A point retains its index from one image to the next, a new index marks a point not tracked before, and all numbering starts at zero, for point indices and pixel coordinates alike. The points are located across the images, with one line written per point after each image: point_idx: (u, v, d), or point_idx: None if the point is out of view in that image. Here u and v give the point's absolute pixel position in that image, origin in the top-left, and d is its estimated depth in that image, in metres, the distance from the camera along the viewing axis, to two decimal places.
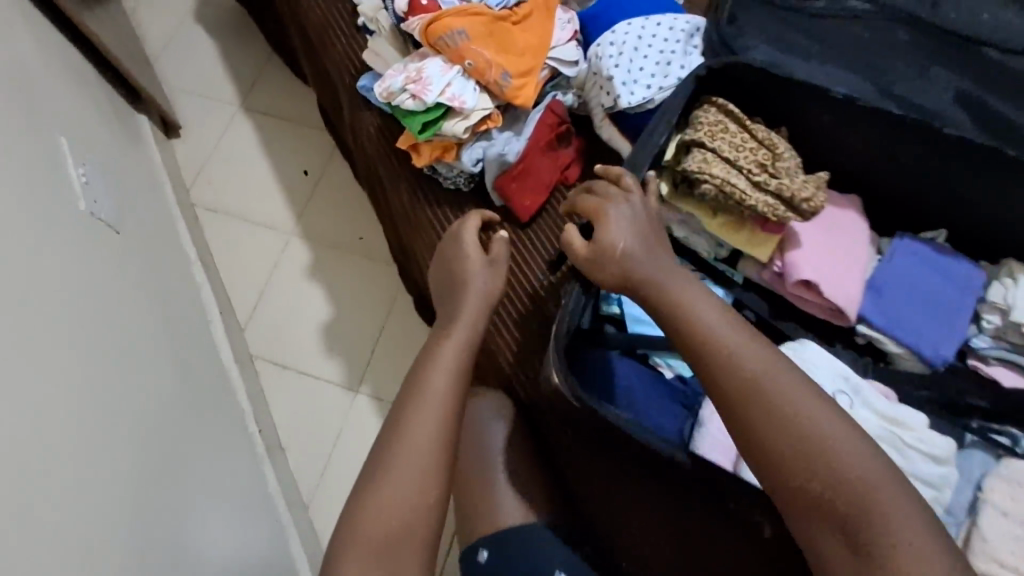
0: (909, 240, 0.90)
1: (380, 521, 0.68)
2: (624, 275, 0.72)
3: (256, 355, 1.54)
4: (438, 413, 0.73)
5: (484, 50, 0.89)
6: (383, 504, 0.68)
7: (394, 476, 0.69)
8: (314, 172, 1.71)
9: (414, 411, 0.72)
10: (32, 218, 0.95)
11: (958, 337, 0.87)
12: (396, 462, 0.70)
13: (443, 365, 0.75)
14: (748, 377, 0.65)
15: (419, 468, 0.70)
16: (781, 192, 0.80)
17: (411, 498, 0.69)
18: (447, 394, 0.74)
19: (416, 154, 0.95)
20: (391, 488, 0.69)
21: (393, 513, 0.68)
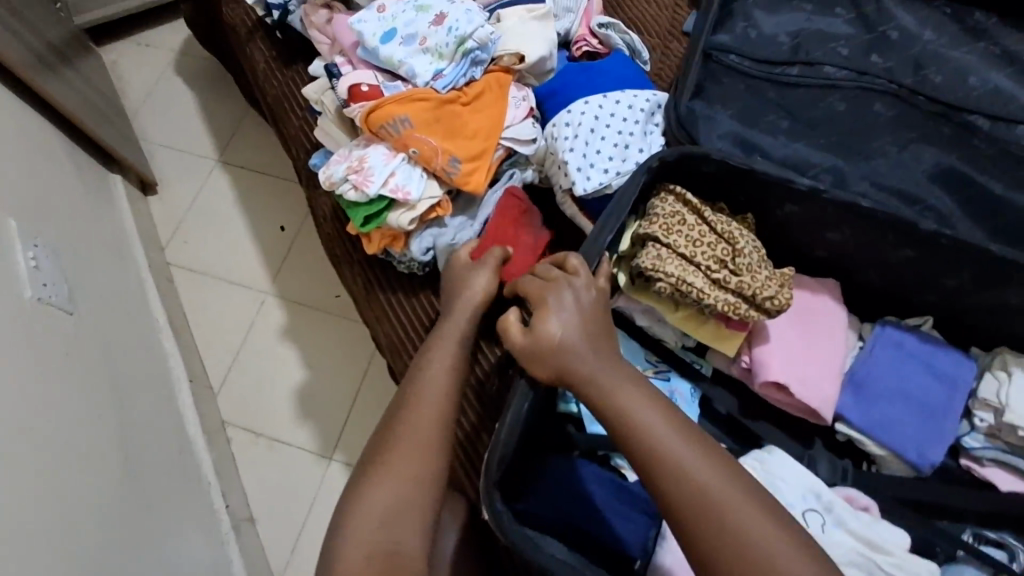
0: (892, 328, 0.84)
1: (365, 530, 0.64)
2: (561, 377, 0.64)
3: (228, 421, 1.49)
4: (430, 418, 0.69)
5: (429, 137, 0.85)
6: (370, 510, 0.64)
7: (382, 482, 0.65)
8: (291, 228, 1.68)
9: (404, 417, 0.68)
10: None
11: (947, 438, 0.79)
12: (385, 468, 0.66)
13: (436, 372, 0.72)
14: (696, 492, 0.58)
15: (404, 488, 0.66)
16: (742, 290, 0.74)
17: (396, 504, 0.65)
18: (441, 399, 0.70)
19: (366, 240, 0.90)
20: (377, 496, 0.65)
21: (379, 518, 0.64)
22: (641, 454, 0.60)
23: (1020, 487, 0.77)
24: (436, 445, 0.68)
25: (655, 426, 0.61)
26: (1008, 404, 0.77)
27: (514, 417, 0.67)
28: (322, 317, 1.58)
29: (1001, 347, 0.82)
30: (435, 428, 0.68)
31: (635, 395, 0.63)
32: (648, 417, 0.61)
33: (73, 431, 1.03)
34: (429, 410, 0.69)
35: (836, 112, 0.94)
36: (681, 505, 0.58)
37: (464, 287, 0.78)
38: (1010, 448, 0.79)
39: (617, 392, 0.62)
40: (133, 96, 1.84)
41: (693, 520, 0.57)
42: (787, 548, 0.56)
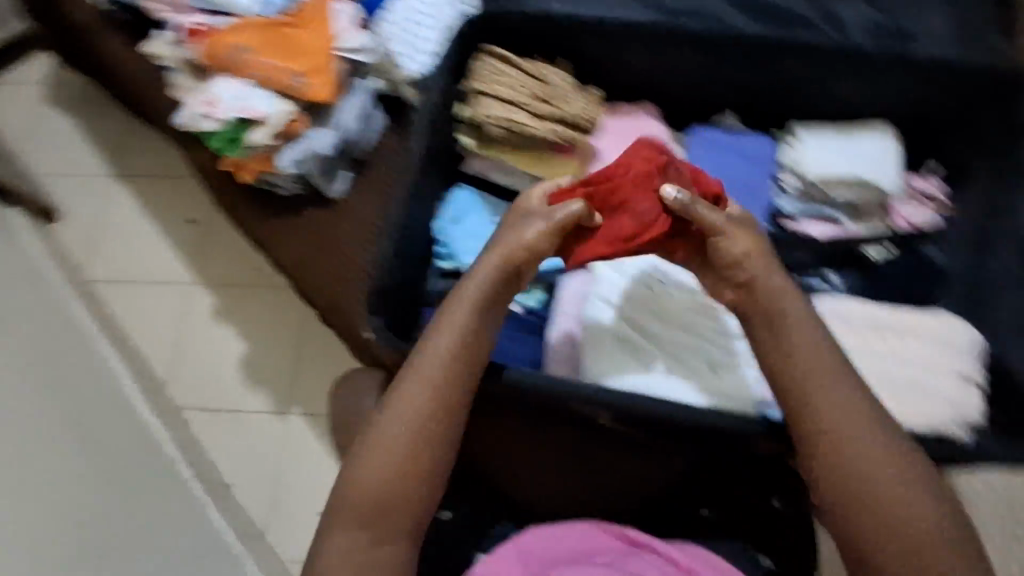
0: (701, 130, 0.96)
1: (377, 473, 0.65)
2: (748, 288, 0.66)
3: (183, 406, 1.56)
4: (440, 375, 0.68)
5: (271, 60, 0.96)
6: (387, 453, 0.66)
7: (396, 430, 0.66)
8: (199, 220, 1.74)
9: (420, 371, 0.68)
10: None
11: (765, 206, 0.92)
12: (396, 417, 0.67)
13: (458, 326, 0.69)
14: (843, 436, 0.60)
15: (398, 452, 0.66)
16: (560, 117, 0.87)
17: (412, 448, 0.66)
18: (456, 355, 0.68)
19: (242, 171, 1.00)
20: (390, 444, 0.66)
21: (394, 460, 0.65)
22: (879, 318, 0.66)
23: (827, 229, 0.92)
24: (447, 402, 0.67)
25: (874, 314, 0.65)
26: (802, 162, 0.92)
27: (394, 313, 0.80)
28: (249, 293, 1.65)
29: (790, 122, 0.96)
30: (444, 388, 0.68)
31: (800, 323, 0.64)
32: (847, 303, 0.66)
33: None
34: (430, 373, 0.68)
35: None
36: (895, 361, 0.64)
37: (510, 238, 0.71)
38: (814, 200, 0.93)
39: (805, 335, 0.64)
40: (11, 134, 1.85)
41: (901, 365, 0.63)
42: (863, 440, 0.59)
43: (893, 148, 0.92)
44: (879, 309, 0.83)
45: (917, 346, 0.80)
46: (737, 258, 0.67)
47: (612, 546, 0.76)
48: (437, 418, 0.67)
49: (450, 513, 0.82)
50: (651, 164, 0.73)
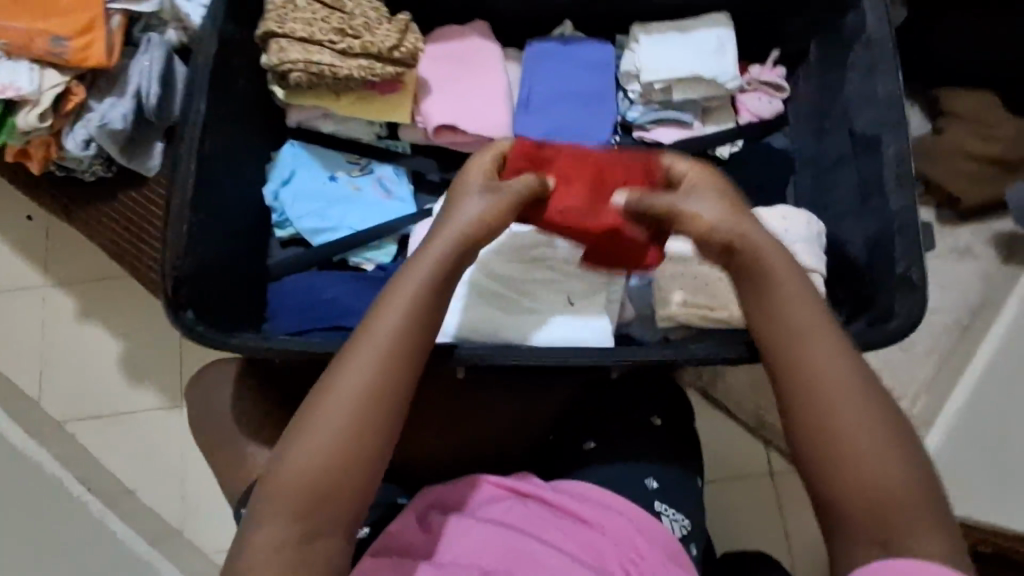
0: (538, 44, 0.88)
1: (316, 461, 0.55)
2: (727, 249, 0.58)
3: (65, 418, 1.45)
4: (391, 350, 0.59)
5: (19, 24, 0.81)
6: (328, 435, 0.56)
7: (340, 408, 0.57)
8: (38, 215, 1.55)
9: (368, 343, 0.58)
10: None
11: (609, 118, 0.87)
12: (339, 395, 0.57)
13: (415, 293, 0.60)
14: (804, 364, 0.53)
15: (339, 437, 0.56)
16: (368, 50, 0.76)
17: (350, 435, 0.56)
18: (411, 328, 0.59)
19: (29, 160, 0.87)
20: (331, 426, 0.56)
21: (330, 445, 0.56)
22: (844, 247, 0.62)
23: (676, 134, 0.88)
24: (397, 381, 0.58)
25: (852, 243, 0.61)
26: (643, 66, 0.85)
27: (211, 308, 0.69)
28: (112, 287, 1.51)
29: (633, 25, 0.88)
30: (397, 366, 0.58)
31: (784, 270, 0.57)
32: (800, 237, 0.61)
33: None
34: (380, 346, 0.58)
35: None
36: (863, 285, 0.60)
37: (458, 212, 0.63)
38: (661, 106, 0.88)
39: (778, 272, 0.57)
40: None
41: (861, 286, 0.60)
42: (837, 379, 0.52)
43: (733, 40, 0.86)
44: None
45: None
46: (710, 223, 0.58)
47: (501, 497, 0.75)
48: (382, 402, 0.58)
49: None
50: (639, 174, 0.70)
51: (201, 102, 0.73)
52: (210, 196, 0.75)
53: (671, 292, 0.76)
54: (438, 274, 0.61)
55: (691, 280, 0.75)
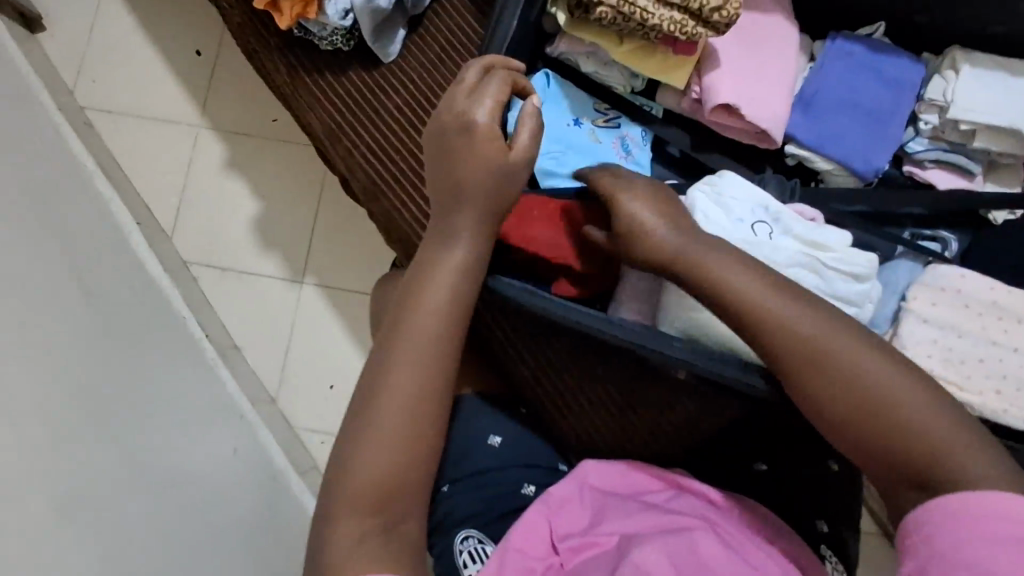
0: (843, 40, 0.80)
1: (382, 450, 0.58)
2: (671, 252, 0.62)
3: (191, 261, 1.47)
4: (429, 348, 0.61)
5: None
6: (389, 424, 0.59)
7: (398, 398, 0.60)
8: (208, 53, 1.53)
9: (404, 340, 0.61)
10: None
11: (892, 145, 0.79)
12: (388, 390, 0.60)
13: (434, 304, 0.62)
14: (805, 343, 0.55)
15: (407, 411, 0.60)
16: (687, 4, 0.69)
17: (415, 408, 0.60)
18: (451, 320, 0.62)
19: (278, 13, 0.83)
20: (392, 417, 0.59)
21: (401, 416, 0.59)
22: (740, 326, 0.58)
23: (955, 182, 0.81)
24: (443, 367, 0.61)
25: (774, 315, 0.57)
26: (954, 100, 0.77)
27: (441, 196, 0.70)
28: (263, 147, 1.50)
29: (952, 47, 0.79)
30: (447, 357, 0.61)
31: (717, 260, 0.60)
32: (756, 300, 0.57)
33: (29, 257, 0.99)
34: (427, 324, 0.61)
35: None
36: (789, 357, 0.56)
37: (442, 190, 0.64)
38: (951, 147, 0.80)
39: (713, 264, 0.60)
40: None
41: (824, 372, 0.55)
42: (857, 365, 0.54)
43: None
44: (1004, 291, 0.73)
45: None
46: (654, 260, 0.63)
47: (660, 487, 0.73)
48: (439, 379, 0.61)
49: (500, 440, 0.77)
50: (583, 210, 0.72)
51: (512, 21, 0.72)
52: None
53: (916, 354, 0.71)
54: (461, 277, 0.63)
55: (942, 348, 0.71)
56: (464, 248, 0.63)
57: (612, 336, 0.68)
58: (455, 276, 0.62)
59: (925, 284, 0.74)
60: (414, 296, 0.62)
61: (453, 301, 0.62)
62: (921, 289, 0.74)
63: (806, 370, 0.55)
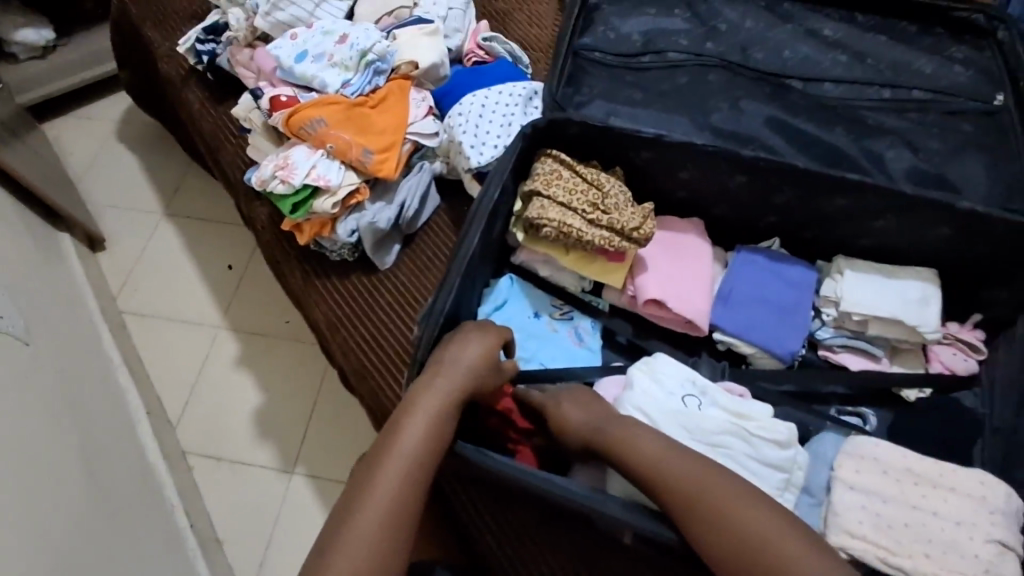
0: (746, 251, 0.99)
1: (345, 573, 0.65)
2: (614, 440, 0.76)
3: (188, 450, 1.54)
4: (393, 496, 0.69)
5: (344, 133, 0.99)
6: (355, 549, 0.66)
7: (367, 525, 0.67)
8: (237, 266, 1.79)
9: (378, 474, 0.70)
10: None
11: (801, 332, 0.94)
12: (360, 516, 0.68)
13: (407, 444, 0.72)
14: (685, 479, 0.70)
15: (366, 553, 0.66)
16: (613, 226, 0.90)
17: (375, 552, 0.66)
18: (420, 458, 0.71)
19: (300, 232, 1.03)
20: (360, 542, 0.67)
21: (361, 558, 0.66)
22: (650, 482, 0.72)
23: (866, 364, 0.93)
24: (405, 512, 0.69)
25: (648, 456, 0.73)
26: (842, 296, 0.93)
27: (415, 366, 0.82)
28: (273, 344, 1.67)
29: (837, 255, 0.98)
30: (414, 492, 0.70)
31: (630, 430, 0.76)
32: (655, 460, 0.72)
33: (40, 438, 1.10)
34: (392, 474, 0.70)
35: (681, 85, 1.09)
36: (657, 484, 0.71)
37: (428, 370, 0.77)
38: (852, 334, 0.94)
39: (623, 433, 0.76)
40: (76, 165, 1.95)
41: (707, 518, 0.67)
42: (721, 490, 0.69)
43: (938, 296, 0.93)
44: (917, 457, 0.80)
45: (943, 496, 0.77)
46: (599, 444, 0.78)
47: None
48: (400, 527, 0.68)
49: None
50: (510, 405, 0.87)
51: (476, 235, 0.87)
52: (458, 316, 0.89)
53: (849, 521, 0.76)
54: (428, 432, 0.73)
55: (871, 513, 0.77)
56: (436, 399, 0.74)
57: (559, 494, 0.75)
58: (424, 435, 0.72)
59: (846, 453, 0.81)
60: (387, 447, 0.72)
61: (422, 444, 0.72)
62: (845, 458, 0.80)
63: (669, 497, 0.70)
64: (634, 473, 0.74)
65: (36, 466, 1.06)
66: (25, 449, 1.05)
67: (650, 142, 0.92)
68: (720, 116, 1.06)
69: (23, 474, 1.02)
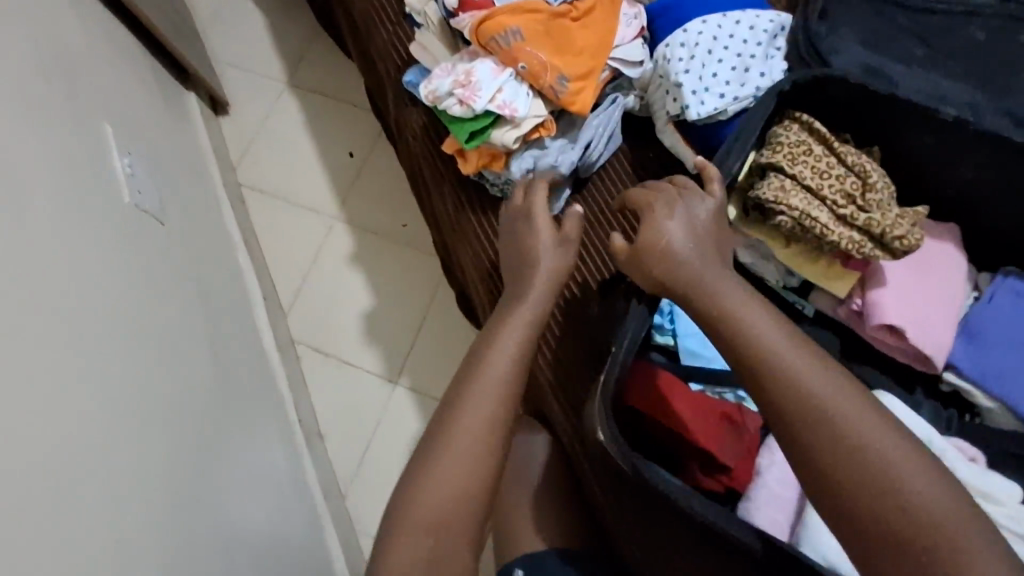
0: (1015, 279, 0.79)
1: (453, 467, 0.64)
2: (773, 359, 0.57)
3: (297, 340, 1.53)
4: (493, 395, 0.68)
5: (539, 52, 0.81)
6: (460, 444, 0.65)
7: (470, 421, 0.66)
8: (359, 155, 1.67)
9: (468, 396, 0.67)
10: (80, 229, 0.95)
11: None
12: (462, 415, 0.67)
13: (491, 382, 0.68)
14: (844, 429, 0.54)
15: (471, 449, 0.65)
16: (869, 228, 0.71)
17: (478, 445, 0.66)
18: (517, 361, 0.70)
19: (463, 160, 0.88)
20: (464, 437, 0.66)
21: (466, 451, 0.65)
22: (802, 422, 0.55)
23: None
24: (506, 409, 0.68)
25: (811, 398, 0.55)
26: None
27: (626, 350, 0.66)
28: (387, 247, 1.59)
29: None
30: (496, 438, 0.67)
31: (790, 358, 0.57)
32: (811, 397, 0.55)
33: (170, 325, 1.08)
34: (493, 375, 0.68)
35: (972, 43, 0.83)
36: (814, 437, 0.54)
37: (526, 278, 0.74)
38: None
39: (783, 361, 0.56)
40: (203, 15, 1.82)
41: (873, 496, 0.52)
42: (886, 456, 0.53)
43: None
44: None
45: None
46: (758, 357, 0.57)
47: None
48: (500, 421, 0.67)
49: None
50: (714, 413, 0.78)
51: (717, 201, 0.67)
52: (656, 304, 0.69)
53: None
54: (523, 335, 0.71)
55: None
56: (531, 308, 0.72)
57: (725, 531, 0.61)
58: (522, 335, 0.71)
59: None
60: (486, 347, 0.71)
61: (510, 364, 0.69)
62: None
63: (820, 451, 0.54)
64: (786, 403, 0.56)
65: (168, 360, 1.04)
66: (158, 341, 1.03)
67: (939, 126, 0.70)
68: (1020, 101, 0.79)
69: (153, 368, 1.00)
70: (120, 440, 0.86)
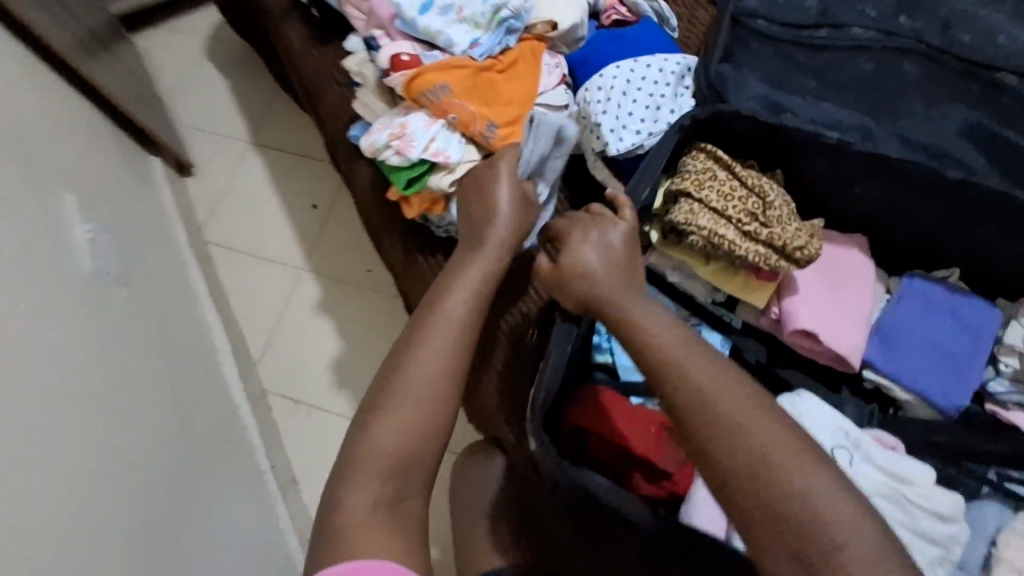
0: (920, 280, 0.86)
1: (448, 318, 0.75)
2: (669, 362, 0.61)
3: (269, 390, 1.56)
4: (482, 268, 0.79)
5: (467, 103, 0.88)
6: (460, 299, 0.77)
7: (466, 284, 0.78)
8: (323, 206, 1.73)
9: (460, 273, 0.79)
10: (43, 294, 0.99)
11: (971, 384, 0.81)
12: (458, 282, 0.78)
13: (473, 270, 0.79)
14: (741, 423, 0.57)
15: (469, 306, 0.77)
16: (772, 241, 0.78)
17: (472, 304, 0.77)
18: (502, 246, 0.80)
19: (407, 205, 0.94)
20: (460, 294, 0.77)
21: (461, 307, 0.76)
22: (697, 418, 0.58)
23: None
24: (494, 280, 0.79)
25: (714, 393, 0.58)
26: None
27: (556, 360, 0.73)
28: (356, 293, 1.64)
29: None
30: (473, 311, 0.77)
31: (688, 360, 0.61)
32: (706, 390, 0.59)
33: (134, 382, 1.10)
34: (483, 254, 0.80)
35: (864, 73, 0.92)
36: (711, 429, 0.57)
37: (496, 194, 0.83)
38: None
39: (690, 364, 0.61)
40: (166, 83, 1.90)
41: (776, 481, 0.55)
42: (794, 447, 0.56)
43: None
44: None
45: None
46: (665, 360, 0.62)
47: None
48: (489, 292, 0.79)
49: None
50: (653, 428, 0.82)
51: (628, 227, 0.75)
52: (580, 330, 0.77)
53: None
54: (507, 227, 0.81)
55: None
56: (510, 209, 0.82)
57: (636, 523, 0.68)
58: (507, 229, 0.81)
59: (1018, 533, 0.73)
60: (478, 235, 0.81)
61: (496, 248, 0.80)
62: (1015, 538, 0.73)
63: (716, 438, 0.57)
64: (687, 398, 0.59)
65: (132, 419, 1.06)
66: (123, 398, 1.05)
67: (826, 147, 0.80)
68: (909, 119, 0.89)
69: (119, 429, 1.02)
70: (86, 508, 0.88)
